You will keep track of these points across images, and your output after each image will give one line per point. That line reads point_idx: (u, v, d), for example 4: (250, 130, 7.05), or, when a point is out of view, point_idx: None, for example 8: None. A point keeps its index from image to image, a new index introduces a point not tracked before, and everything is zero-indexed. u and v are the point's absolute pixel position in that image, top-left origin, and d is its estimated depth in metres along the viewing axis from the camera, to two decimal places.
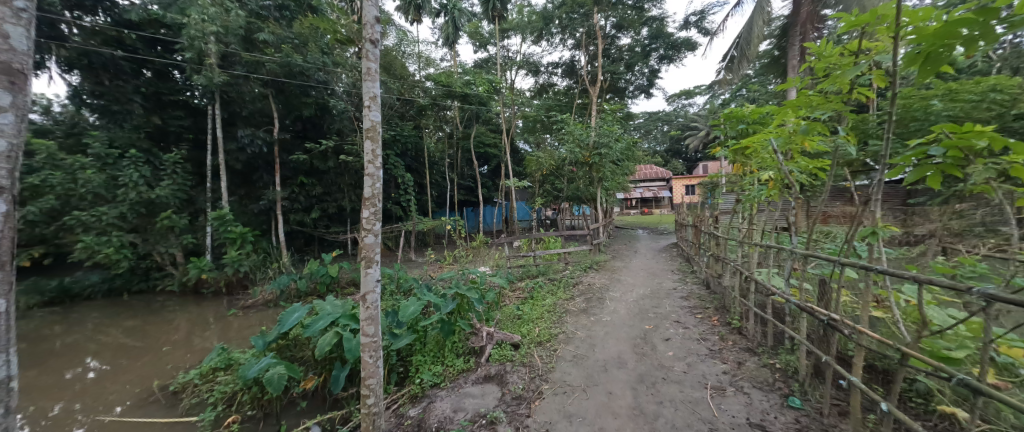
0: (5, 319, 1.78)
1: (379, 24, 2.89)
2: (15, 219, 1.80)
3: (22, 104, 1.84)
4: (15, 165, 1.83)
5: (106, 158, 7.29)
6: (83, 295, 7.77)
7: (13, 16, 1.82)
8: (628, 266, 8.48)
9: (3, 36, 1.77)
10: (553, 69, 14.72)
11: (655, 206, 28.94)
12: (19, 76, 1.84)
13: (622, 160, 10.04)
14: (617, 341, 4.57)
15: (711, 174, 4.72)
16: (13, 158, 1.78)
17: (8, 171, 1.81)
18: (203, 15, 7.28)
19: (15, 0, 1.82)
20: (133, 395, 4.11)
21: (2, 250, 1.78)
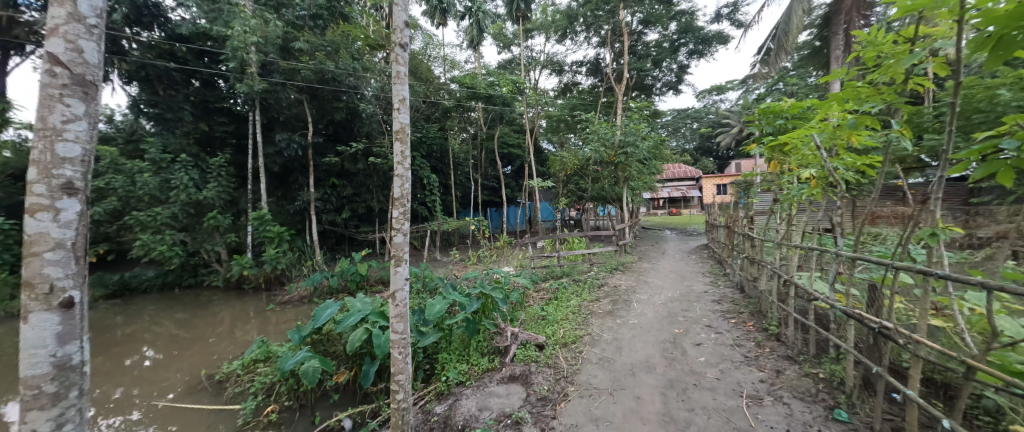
0: (81, 311, 1.89)
1: (408, 28, 2.95)
2: (89, 219, 1.91)
3: (95, 112, 1.94)
4: (91, 171, 1.95)
5: (161, 162, 7.89)
6: (141, 288, 8.47)
7: (86, 32, 1.92)
8: (655, 268, 8.26)
9: (76, 50, 1.88)
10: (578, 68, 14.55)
11: (684, 207, 28.11)
12: (93, 87, 1.95)
13: (650, 159, 9.77)
14: (644, 345, 4.45)
15: (745, 173, 4.48)
16: (86, 163, 1.89)
17: (84, 174, 1.92)
18: (246, 27, 7.68)
19: (88, 18, 1.92)
20: (184, 383, 4.42)
21: (78, 247, 1.89)
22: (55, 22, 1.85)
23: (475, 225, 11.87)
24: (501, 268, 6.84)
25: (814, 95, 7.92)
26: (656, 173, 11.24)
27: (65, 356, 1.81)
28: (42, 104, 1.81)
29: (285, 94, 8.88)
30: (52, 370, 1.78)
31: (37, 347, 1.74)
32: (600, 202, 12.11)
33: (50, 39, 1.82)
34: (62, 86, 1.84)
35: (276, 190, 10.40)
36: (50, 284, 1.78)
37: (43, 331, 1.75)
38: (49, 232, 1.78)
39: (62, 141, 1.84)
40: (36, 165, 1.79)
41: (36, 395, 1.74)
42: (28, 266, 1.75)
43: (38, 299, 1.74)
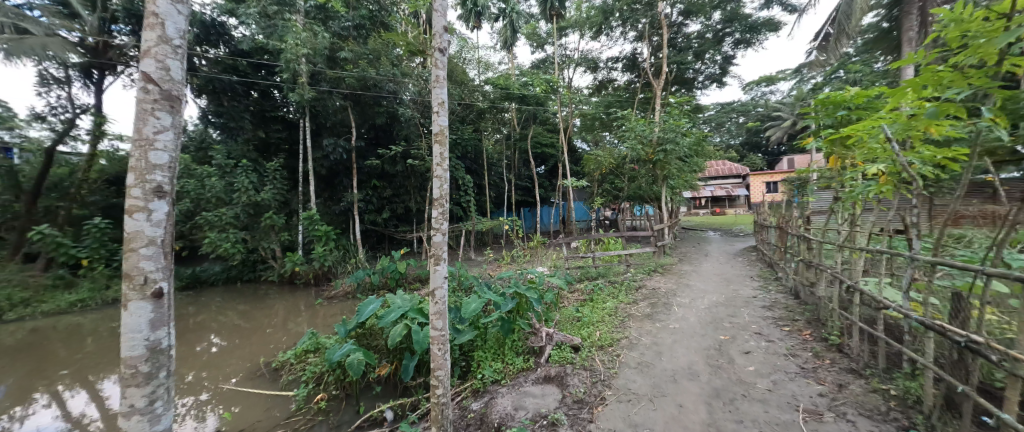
0: (168, 300, 2.12)
1: (447, 32, 3.03)
2: (174, 219, 2.14)
3: (180, 122, 2.17)
4: (176, 175, 2.19)
5: (225, 167, 8.68)
6: (209, 281, 9.36)
7: (172, 52, 2.14)
8: (697, 270, 7.87)
9: (164, 69, 2.10)
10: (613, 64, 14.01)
11: (729, 206, 26.68)
12: (178, 101, 2.18)
13: (691, 156, 9.32)
14: (686, 351, 4.24)
15: (799, 168, 4.14)
16: (171, 169, 2.12)
17: (171, 178, 2.15)
18: (297, 40, 8.28)
19: (173, 39, 2.13)
20: (245, 369, 4.84)
21: (165, 243, 2.12)
22: (148, 44, 2.08)
23: (509, 225, 11.92)
24: (535, 268, 6.82)
25: (882, 82, 7.13)
26: (698, 170, 10.73)
27: (156, 339, 2.05)
28: (139, 117, 2.05)
29: (332, 101, 9.44)
30: (146, 352, 2.01)
31: (134, 332, 1.97)
32: (637, 201, 11.78)
33: (144, 59, 2.06)
34: (154, 101, 2.08)
35: (324, 192, 11.04)
36: (145, 276, 2.02)
37: (139, 318, 1.99)
38: (143, 230, 2.01)
39: (154, 150, 2.07)
40: (134, 172, 2.04)
41: (134, 373, 1.99)
42: (127, 260, 1.99)
43: (135, 290, 1.98)
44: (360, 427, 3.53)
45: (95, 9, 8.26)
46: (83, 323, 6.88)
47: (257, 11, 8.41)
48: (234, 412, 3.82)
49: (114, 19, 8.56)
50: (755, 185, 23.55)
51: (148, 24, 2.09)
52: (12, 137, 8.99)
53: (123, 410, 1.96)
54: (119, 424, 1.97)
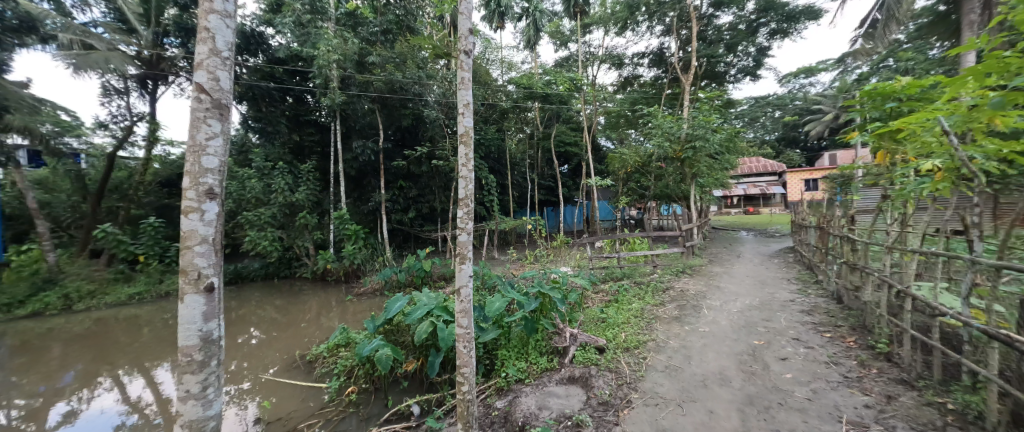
0: (218, 294, 2.26)
1: (472, 35, 3.04)
2: (223, 218, 2.27)
3: (228, 129, 2.31)
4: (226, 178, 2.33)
5: (264, 170, 9.15)
6: (249, 276, 9.93)
7: (222, 63, 2.28)
8: (729, 271, 7.57)
9: (214, 79, 2.23)
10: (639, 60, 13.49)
11: (764, 204, 25.55)
12: (226, 109, 2.32)
13: (722, 153, 8.95)
14: (717, 356, 4.08)
15: (842, 165, 3.87)
16: (220, 172, 2.25)
17: (221, 180, 2.29)
18: (329, 46, 8.62)
19: (222, 51, 2.27)
20: (282, 361, 5.10)
21: (216, 241, 2.26)
22: (200, 57, 2.22)
23: (533, 225, 11.89)
24: (559, 268, 6.78)
25: (939, 70, 6.48)
26: (730, 168, 10.31)
27: (208, 331, 2.19)
28: (192, 125, 2.20)
29: (361, 105, 9.75)
30: (199, 342, 2.16)
31: (189, 322, 2.12)
32: (664, 200, 11.49)
33: (196, 71, 2.21)
34: (205, 109, 2.22)
35: (353, 192, 11.42)
36: (198, 271, 2.17)
37: (193, 310, 2.14)
38: (197, 229, 2.16)
39: (205, 156, 2.21)
40: (188, 175, 2.18)
41: (189, 361, 2.14)
42: (184, 257, 2.14)
43: (190, 284, 2.13)
44: (388, 420, 3.64)
45: (150, 24, 8.93)
46: (141, 314, 7.47)
47: (292, 20, 8.85)
48: (272, 401, 4.03)
49: (166, 33, 9.21)
50: (792, 183, 22.50)
51: (200, 38, 2.23)
52: (80, 144, 10.17)
53: (179, 394, 2.11)
54: (177, 407, 2.12)
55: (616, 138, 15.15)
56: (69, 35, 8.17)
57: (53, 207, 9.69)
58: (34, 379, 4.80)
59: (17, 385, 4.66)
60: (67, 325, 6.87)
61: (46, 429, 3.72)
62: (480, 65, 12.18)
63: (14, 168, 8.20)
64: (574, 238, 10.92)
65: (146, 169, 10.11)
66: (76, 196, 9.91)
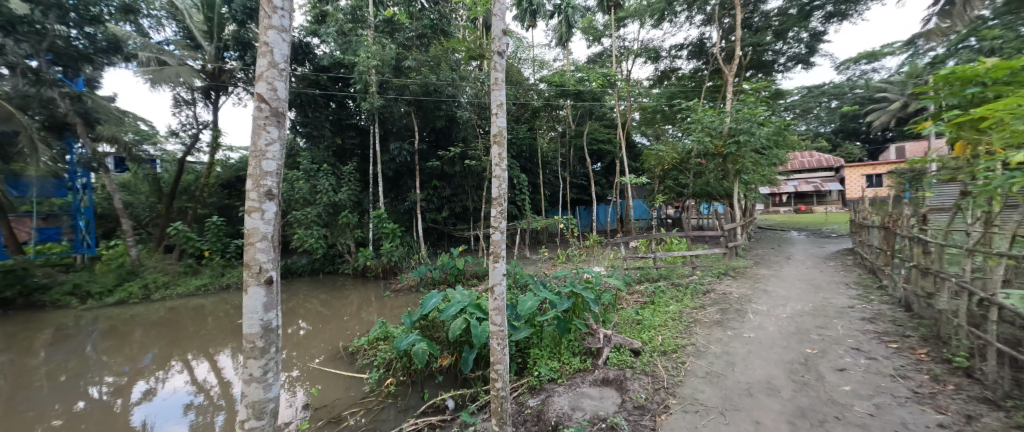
0: (276, 286, 2.40)
1: (506, 35, 3.01)
2: (281, 217, 2.40)
3: (285, 134, 2.43)
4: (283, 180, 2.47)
5: (310, 171, 9.73)
6: (298, 272, 10.62)
7: (280, 74, 2.41)
8: (777, 274, 7.07)
9: (273, 90, 2.37)
10: (676, 52, 12.69)
11: (817, 203, 23.66)
12: (282, 117, 2.44)
13: (769, 148, 8.37)
14: (764, 364, 3.84)
15: (912, 158, 3.49)
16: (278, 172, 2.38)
17: (279, 181, 2.42)
18: (368, 53, 8.99)
19: (279, 64, 2.39)
20: (327, 352, 5.42)
21: (274, 238, 2.39)
22: (260, 70, 2.36)
23: (564, 224, 11.76)
24: (591, 268, 6.64)
25: None
26: (778, 164, 9.61)
27: (268, 320, 2.33)
28: (255, 132, 2.35)
29: (398, 108, 10.09)
30: (261, 330, 2.30)
31: (253, 312, 2.27)
32: (704, 198, 10.97)
33: (258, 83, 2.34)
34: (265, 117, 2.35)
35: (390, 193, 11.83)
36: (259, 265, 2.31)
37: (256, 301, 2.28)
38: (259, 226, 2.30)
39: (265, 160, 2.35)
40: (251, 178, 2.34)
41: (252, 347, 2.29)
42: (247, 252, 2.29)
43: (252, 277, 2.27)
44: (424, 412, 3.75)
45: (212, 40, 9.78)
46: (207, 304, 8.23)
47: (335, 30, 9.36)
48: (319, 389, 4.30)
49: (226, 47, 10.05)
50: (850, 179, 21.25)
51: (261, 52, 2.37)
52: (156, 151, 11.71)
53: (243, 377, 2.27)
54: (242, 388, 2.29)
55: (651, 134, 14.56)
56: (147, 53, 9.10)
57: (135, 208, 11.07)
58: (120, 359, 5.42)
59: (107, 364, 5.29)
60: (146, 313, 7.70)
61: (130, 404, 4.20)
62: (512, 65, 12.20)
63: (103, 173, 9.27)
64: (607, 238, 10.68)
65: (210, 172, 11.09)
66: (153, 198, 11.19)
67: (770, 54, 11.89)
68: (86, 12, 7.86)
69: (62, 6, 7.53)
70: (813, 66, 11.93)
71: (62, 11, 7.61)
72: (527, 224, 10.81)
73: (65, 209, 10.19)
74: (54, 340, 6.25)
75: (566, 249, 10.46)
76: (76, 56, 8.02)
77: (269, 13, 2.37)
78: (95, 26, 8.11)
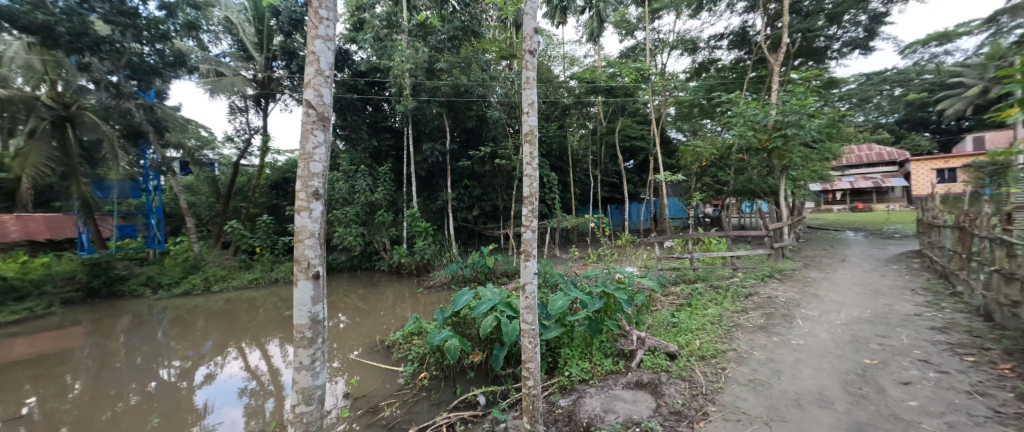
0: (323, 280, 2.46)
1: (537, 34, 2.97)
2: (326, 215, 2.45)
3: (330, 138, 2.49)
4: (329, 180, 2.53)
5: (349, 172, 10.20)
6: (338, 267, 11.18)
7: (325, 81, 2.47)
8: (830, 278, 6.54)
9: (319, 96, 2.42)
10: (716, 42, 11.99)
11: (877, 201, 21.70)
12: (328, 121, 2.51)
13: (822, 141, 7.75)
14: (815, 374, 3.57)
15: (994, 152, 3.07)
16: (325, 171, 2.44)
17: (324, 182, 2.49)
18: (402, 57, 9.29)
19: (326, 71, 2.45)
20: (364, 344, 5.68)
21: (320, 234, 2.45)
22: (309, 77, 2.42)
23: (596, 223, 11.55)
24: (624, 268, 6.46)
25: None
26: (832, 158, 8.87)
27: (316, 312, 2.40)
28: (303, 136, 2.43)
29: (430, 109, 10.32)
30: (309, 321, 2.38)
31: (302, 305, 2.34)
32: (747, 195, 10.38)
33: (306, 90, 2.41)
34: (312, 122, 2.43)
35: (423, 192, 12.09)
36: (307, 260, 2.38)
37: (305, 294, 2.35)
38: (306, 224, 2.37)
39: (312, 163, 2.41)
40: (299, 179, 2.41)
41: (302, 337, 2.36)
42: (297, 249, 2.36)
43: (301, 271, 2.34)
44: (456, 407, 3.83)
45: (263, 50, 10.52)
46: (258, 297, 8.87)
47: (372, 36, 9.94)
48: (358, 379, 4.52)
49: (274, 57, 10.73)
50: (918, 174, 19.18)
51: (308, 60, 2.44)
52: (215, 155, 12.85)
53: (293, 365, 2.35)
54: (293, 375, 2.37)
55: (688, 129, 13.93)
56: (207, 65, 9.99)
57: (198, 207, 12.19)
58: (185, 345, 6.00)
59: (175, 349, 5.87)
60: (207, 303, 8.42)
61: (194, 386, 4.64)
62: (542, 63, 12.13)
63: (171, 176, 10.22)
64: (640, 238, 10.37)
65: (261, 174, 11.91)
66: (212, 198, 12.27)
67: (824, 40, 10.92)
68: (156, 30, 8.58)
69: (137, 26, 8.28)
70: (873, 51, 10.87)
71: (137, 31, 8.37)
72: (557, 223, 10.65)
73: (140, 209, 11.22)
74: (132, 326, 7.00)
75: (598, 248, 10.25)
76: (147, 71, 8.75)
77: (315, 25, 2.44)
78: (164, 42, 8.83)
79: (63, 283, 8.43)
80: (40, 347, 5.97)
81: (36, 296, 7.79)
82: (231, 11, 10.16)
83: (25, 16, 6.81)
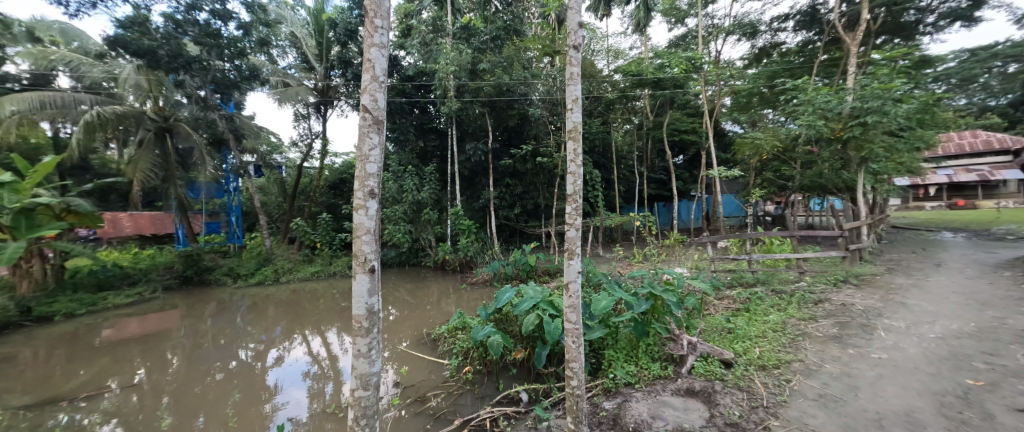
0: (377, 273, 2.55)
1: (582, 28, 2.88)
2: (380, 214, 2.54)
3: (384, 140, 2.59)
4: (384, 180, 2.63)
5: (397, 172, 10.71)
6: (389, 263, 11.79)
7: (379, 86, 2.55)
8: (920, 285, 5.71)
9: (374, 101, 2.50)
10: (781, 24, 10.91)
11: (983, 197, 18.65)
12: (381, 124, 2.60)
13: (911, 128, 6.79)
14: (901, 393, 3.14)
15: None
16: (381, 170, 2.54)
17: (378, 183, 2.58)
18: (447, 60, 9.57)
19: (379, 77, 2.53)
20: (412, 336, 5.96)
21: (375, 230, 2.54)
22: (366, 84, 2.52)
23: (641, 221, 11.10)
24: (671, 269, 6.15)
25: None
26: (924, 148, 7.73)
27: (371, 304, 2.49)
28: (360, 139, 2.55)
29: (473, 110, 10.51)
30: (366, 313, 2.48)
31: (360, 297, 2.45)
32: (816, 191, 9.40)
33: (363, 96, 2.52)
34: (368, 125, 2.53)
35: (465, 191, 12.33)
36: (364, 255, 2.48)
37: (362, 286, 2.45)
38: (363, 221, 2.47)
39: (369, 164, 2.52)
40: (357, 180, 2.53)
41: (360, 326, 2.48)
42: (355, 245, 2.47)
43: (359, 265, 2.44)
44: (499, 402, 3.88)
45: (322, 61, 11.34)
46: (320, 288, 9.63)
47: (418, 41, 10.24)
48: (407, 370, 4.75)
49: (332, 67, 11.54)
50: None
51: (365, 68, 2.54)
52: (283, 158, 14.11)
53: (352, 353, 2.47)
54: (353, 362, 2.50)
55: (746, 121, 12.85)
56: (276, 77, 10.84)
57: (269, 206, 13.47)
58: (259, 330, 6.69)
59: (250, 333, 6.57)
60: (277, 293, 9.31)
61: (267, 367, 5.15)
62: (585, 58, 11.84)
63: (247, 178, 11.38)
64: (691, 237, 9.78)
65: (321, 176, 12.88)
66: (280, 198, 13.47)
67: (914, 14, 9.49)
68: (235, 47, 9.46)
69: (219, 45, 9.23)
70: (979, 23, 9.32)
71: (220, 50, 9.35)
72: (600, 221, 10.32)
73: (223, 207, 12.98)
74: (217, 311, 7.94)
75: (644, 248, 9.86)
76: (229, 85, 9.73)
77: (371, 33, 2.52)
78: (241, 59, 9.80)
79: (164, 272, 9.75)
80: (147, 327, 6.94)
81: (145, 282, 9.10)
82: (296, 26, 11.32)
83: (135, 42, 8.05)
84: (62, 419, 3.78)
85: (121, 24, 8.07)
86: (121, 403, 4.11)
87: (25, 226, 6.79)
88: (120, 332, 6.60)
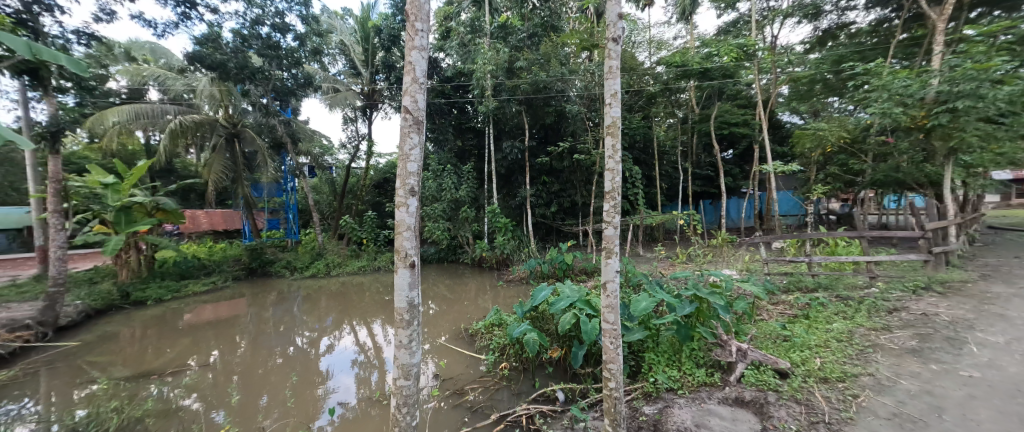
0: (416, 269, 2.63)
1: (622, 19, 2.76)
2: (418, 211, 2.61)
3: (424, 140, 2.64)
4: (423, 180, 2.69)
5: (436, 170, 11.00)
6: (429, 259, 12.18)
7: (418, 88, 2.61)
8: (1021, 296, 4.93)
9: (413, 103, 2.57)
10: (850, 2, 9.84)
11: None
12: (420, 124, 2.66)
13: (1013, 113, 5.86)
14: (999, 418, 2.72)
15: None
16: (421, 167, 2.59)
17: (417, 182, 2.65)
18: (485, 59, 9.66)
19: (419, 78, 2.58)
20: (451, 331, 6.12)
21: (414, 228, 2.62)
22: (407, 88, 2.59)
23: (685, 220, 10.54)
24: (716, 270, 5.79)
25: None
26: None
27: (412, 298, 2.57)
28: (402, 138, 2.63)
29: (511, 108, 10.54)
30: (407, 306, 2.57)
31: (402, 291, 2.54)
32: (891, 187, 8.40)
33: (405, 98, 2.60)
34: (409, 126, 2.60)
35: (502, 189, 12.42)
36: (405, 252, 2.57)
37: (403, 280, 2.54)
38: (404, 219, 2.57)
39: (410, 163, 2.59)
40: (399, 180, 2.62)
41: (401, 318, 2.57)
42: (397, 241, 2.56)
43: (400, 260, 2.54)
44: (536, 399, 3.87)
45: (369, 66, 11.91)
46: (366, 282, 10.17)
47: (457, 43, 10.59)
48: (446, 363, 4.89)
49: (377, 71, 12.05)
50: None
51: (406, 70, 2.60)
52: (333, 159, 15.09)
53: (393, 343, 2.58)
54: (395, 352, 2.61)
55: (805, 111, 11.81)
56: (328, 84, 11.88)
57: (321, 204, 14.41)
58: (313, 319, 7.21)
59: (306, 321, 7.09)
60: (329, 286, 9.96)
61: (320, 353, 5.55)
62: (625, 51, 11.41)
63: (303, 178, 12.26)
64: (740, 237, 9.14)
65: (367, 175, 13.56)
66: (331, 197, 14.38)
67: None
68: (292, 57, 10.16)
69: (279, 56, 9.92)
70: None
71: (279, 60, 10.04)
72: (640, 220, 9.96)
73: (282, 205, 14.08)
74: (278, 301, 8.66)
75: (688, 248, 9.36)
76: (286, 92, 10.54)
77: (412, 37, 2.59)
78: (297, 68, 10.44)
79: (234, 264, 10.76)
80: (220, 313, 7.71)
81: (218, 272, 10.10)
82: (345, 35, 12.00)
83: (210, 56, 8.82)
84: (154, 390, 4.31)
85: (199, 41, 8.77)
86: (199, 379, 4.61)
87: (125, 222, 7.76)
88: (198, 317, 7.41)
